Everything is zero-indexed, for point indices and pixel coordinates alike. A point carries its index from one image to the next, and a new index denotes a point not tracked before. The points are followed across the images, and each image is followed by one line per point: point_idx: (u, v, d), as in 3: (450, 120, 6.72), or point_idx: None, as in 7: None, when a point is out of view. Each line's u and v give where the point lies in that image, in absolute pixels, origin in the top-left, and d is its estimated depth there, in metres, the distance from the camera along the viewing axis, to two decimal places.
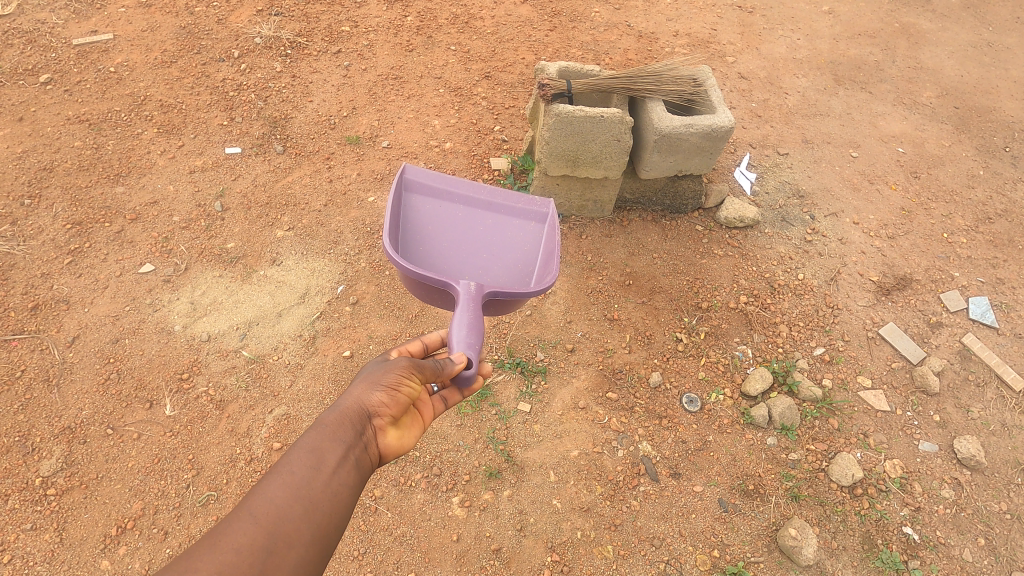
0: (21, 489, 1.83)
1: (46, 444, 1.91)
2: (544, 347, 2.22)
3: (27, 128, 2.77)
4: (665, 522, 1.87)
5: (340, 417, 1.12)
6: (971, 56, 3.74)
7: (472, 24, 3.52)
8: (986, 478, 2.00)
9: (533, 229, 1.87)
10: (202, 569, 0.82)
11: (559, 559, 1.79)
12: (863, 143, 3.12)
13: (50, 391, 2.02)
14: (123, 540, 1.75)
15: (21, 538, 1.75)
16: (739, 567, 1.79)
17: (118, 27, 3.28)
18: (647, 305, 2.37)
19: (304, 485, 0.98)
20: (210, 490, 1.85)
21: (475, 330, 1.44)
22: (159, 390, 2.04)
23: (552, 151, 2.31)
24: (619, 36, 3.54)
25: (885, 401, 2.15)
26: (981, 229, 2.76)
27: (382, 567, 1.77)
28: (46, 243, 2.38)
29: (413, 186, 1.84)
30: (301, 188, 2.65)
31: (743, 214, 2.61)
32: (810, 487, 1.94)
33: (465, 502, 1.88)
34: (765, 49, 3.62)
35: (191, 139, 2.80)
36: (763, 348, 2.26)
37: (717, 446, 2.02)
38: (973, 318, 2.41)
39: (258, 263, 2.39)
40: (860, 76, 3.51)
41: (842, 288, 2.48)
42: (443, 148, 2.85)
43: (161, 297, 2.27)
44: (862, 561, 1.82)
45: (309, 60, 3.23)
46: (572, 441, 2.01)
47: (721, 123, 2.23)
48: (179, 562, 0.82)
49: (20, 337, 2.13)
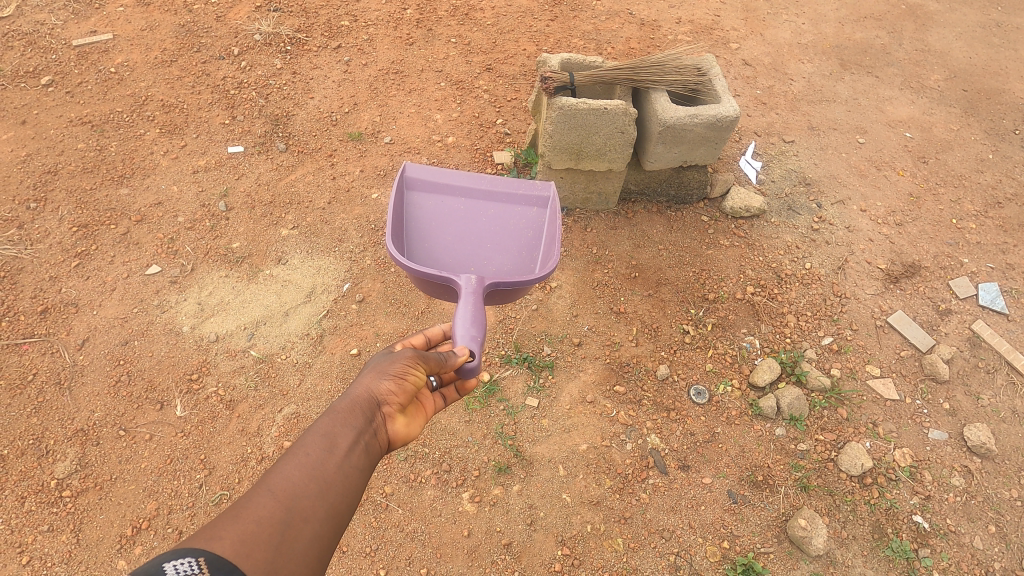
0: (37, 491, 1.85)
1: (60, 446, 1.93)
2: (550, 341, 2.22)
3: (30, 131, 2.78)
4: (675, 515, 1.87)
5: (351, 405, 1.13)
6: (979, 37, 3.68)
7: (472, 15, 3.49)
8: (997, 466, 1.99)
9: (535, 214, 1.85)
10: (225, 536, 0.83)
11: (570, 553, 1.80)
12: (870, 129, 3.09)
13: (62, 394, 2.04)
14: (139, 541, 1.78)
15: (39, 540, 1.77)
16: (748, 559, 1.79)
17: (118, 27, 3.27)
18: (653, 297, 2.36)
19: (318, 467, 0.99)
20: (223, 489, 1.88)
21: (477, 322, 1.41)
22: (170, 391, 2.06)
23: (556, 144, 2.29)
24: (621, 24, 3.50)
25: (894, 390, 2.14)
26: (990, 214, 2.73)
27: (394, 563, 1.79)
28: (52, 246, 2.40)
29: (413, 183, 1.84)
30: (304, 186, 2.65)
31: (749, 204, 2.59)
32: (819, 477, 1.94)
33: (475, 497, 1.89)
34: (769, 35, 3.58)
35: (194, 138, 2.80)
36: (770, 338, 2.25)
37: (725, 438, 2.02)
38: (983, 304, 2.39)
39: (264, 262, 2.39)
40: (866, 60, 3.46)
41: (850, 276, 2.46)
42: (446, 143, 2.84)
43: (169, 298, 2.28)
44: (872, 550, 1.82)
45: (309, 56, 3.21)
46: (580, 435, 2.02)
47: (726, 113, 2.20)
48: (204, 530, 0.83)
49: (30, 340, 2.15)
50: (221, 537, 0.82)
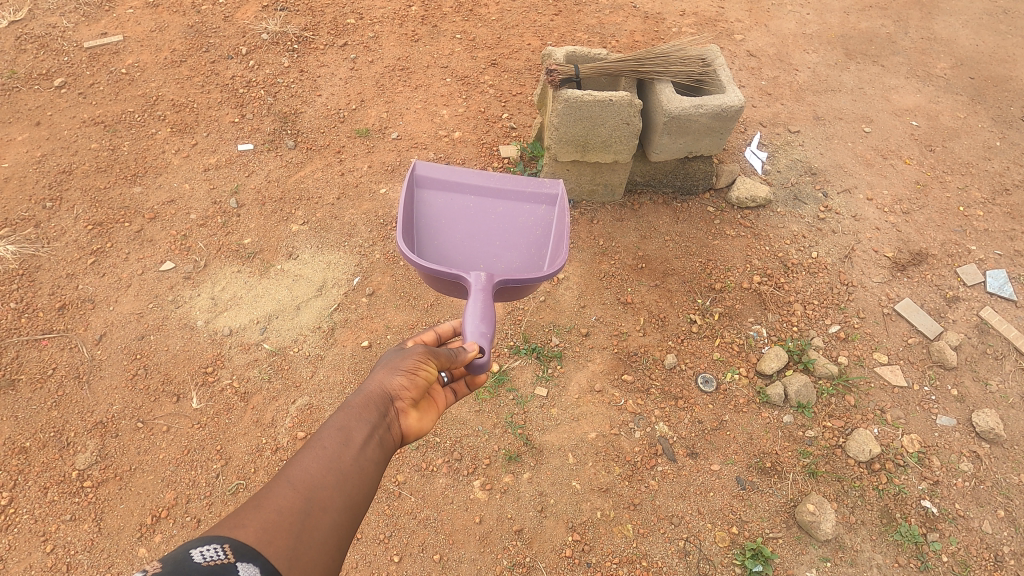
0: (59, 482, 1.89)
1: (80, 438, 1.98)
2: (558, 332, 2.25)
3: (44, 132, 2.83)
4: (684, 501, 1.89)
5: (364, 400, 1.15)
6: (986, 24, 3.67)
7: (477, 12, 3.51)
8: (1005, 451, 2.00)
9: (543, 211, 1.88)
10: (248, 524, 0.86)
11: (580, 539, 1.83)
12: (876, 118, 3.08)
13: (82, 387, 2.09)
14: (159, 529, 1.82)
15: (62, 528, 1.82)
16: (758, 544, 1.80)
17: (128, 28, 3.32)
18: (660, 287, 2.38)
19: (335, 459, 1.02)
20: (239, 479, 1.92)
21: (487, 319, 1.45)
22: (185, 383, 2.10)
23: (562, 136, 2.31)
24: (625, 18, 3.51)
25: (902, 376, 2.15)
26: (998, 202, 2.72)
27: (407, 549, 1.82)
28: (69, 243, 2.44)
29: (423, 181, 1.87)
30: (314, 182, 2.68)
31: (755, 194, 2.60)
32: (827, 463, 1.96)
33: (486, 485, 1.92)
34: (774, 25, 3.57)
35: (204, 137, 2.84)
36: (777, 327, 2.26)
37: (733, 425, 2.03)
38: (991, 291, 2.39)
39: (275, 257, 2.43)
40: (872, 49, 3.45)
41: (856, 265, 2.47)
42: (452, 138, 2.86)
43: (183, 294, 2.32)
44: (881, 534, 1.83)
45: (316, 54, 3.25)
46: (589, 423, 2.04)
47: (732, 102, 2.21)
48: (228, 518, 0.86)
49: (49, 336, 2.19)
50: (244, 525, 0.85)
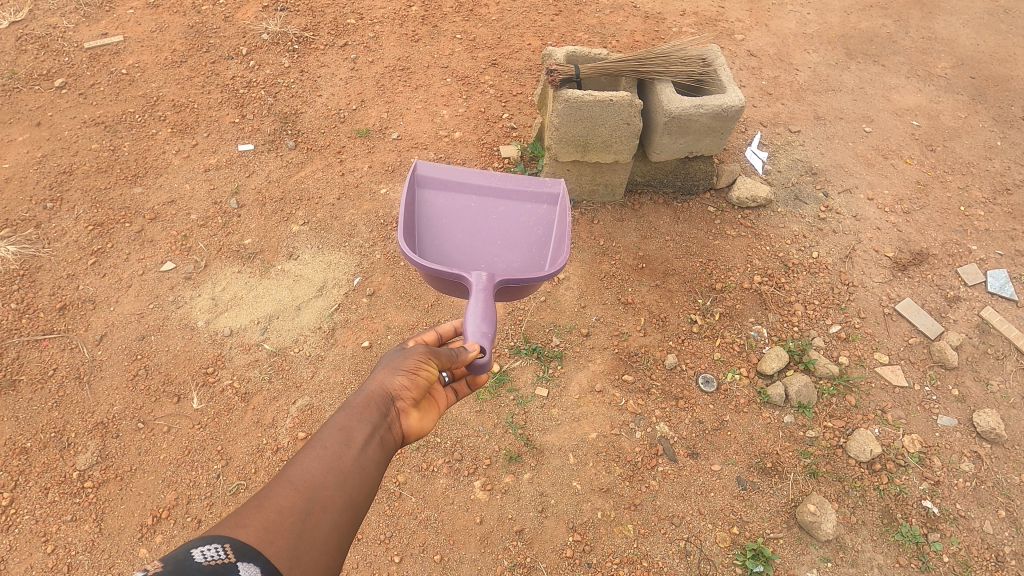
0: (60, 482, 1.90)
1: (80, 438, 1.98)
2: (559, 332, 2.25)
3: (45, 132, 2.83)
4: (684, 501, 1.89)
5: (365, 400, 1.15)
6: (987, 23, 3.66)
7: (477, 12, 3.51)
8: (1006, 451, 2.00)
9: (544, 211, 1.88)
10: (249, 524, 0.86)
11: (580, 539, 1.83)
12: (877, 118, 3.08)
13: (82, 388, 2.09)
14: (160, 530, 1.82)
15: (63, 529, 1.82)
16: (758, 544, 1.80)
17: (129, 29, 3.32)
18: (660, 287, 2.38)
19: (336, 459, 1.02)
20: (239, 480, 1.92)
21: (488, 319, 1.45)
22: (186, 383, 2.10)
23: (562, 137, 2.31)
24: (625, 18, 3.51)
25: (903, 376, 2.15)
26: (999, 201, 2.72)
27: (408, 549, 1.82)
28: (69, 244, 2.45)
29: (424, 180, 1.87)
30: (314, 183, 2.68)
31: (756, 194, 2.60)
32: (828, 463, 1.96)
33: (487, 485, 1.92)
34: (774, 25, 3.57)
35: (204, 137, 2.84)
36: (778, 327, 2.26)
37: (734, 425, 2.03)
38: (992, 291, 2.39)
39: (275, 257, 2.43)
40: (872, 49, 3.45)
41: (857, 265, 2.47)
42: (452, 138, 2.86)
43: (183, 294, 2.32)
44: (881, 535, 1.83)
45: (317, 54, 3.25)
46: (589, 424, 2.04)
47: (732, 102, 2.21)
48: (229, 518, 0.86)
49: (49, 337, 2.19)
50: (245, 525, 0.85)
